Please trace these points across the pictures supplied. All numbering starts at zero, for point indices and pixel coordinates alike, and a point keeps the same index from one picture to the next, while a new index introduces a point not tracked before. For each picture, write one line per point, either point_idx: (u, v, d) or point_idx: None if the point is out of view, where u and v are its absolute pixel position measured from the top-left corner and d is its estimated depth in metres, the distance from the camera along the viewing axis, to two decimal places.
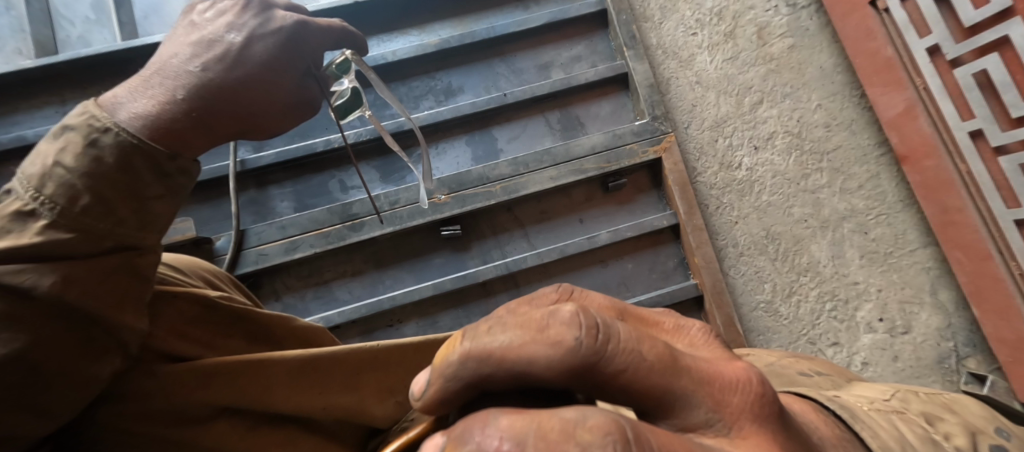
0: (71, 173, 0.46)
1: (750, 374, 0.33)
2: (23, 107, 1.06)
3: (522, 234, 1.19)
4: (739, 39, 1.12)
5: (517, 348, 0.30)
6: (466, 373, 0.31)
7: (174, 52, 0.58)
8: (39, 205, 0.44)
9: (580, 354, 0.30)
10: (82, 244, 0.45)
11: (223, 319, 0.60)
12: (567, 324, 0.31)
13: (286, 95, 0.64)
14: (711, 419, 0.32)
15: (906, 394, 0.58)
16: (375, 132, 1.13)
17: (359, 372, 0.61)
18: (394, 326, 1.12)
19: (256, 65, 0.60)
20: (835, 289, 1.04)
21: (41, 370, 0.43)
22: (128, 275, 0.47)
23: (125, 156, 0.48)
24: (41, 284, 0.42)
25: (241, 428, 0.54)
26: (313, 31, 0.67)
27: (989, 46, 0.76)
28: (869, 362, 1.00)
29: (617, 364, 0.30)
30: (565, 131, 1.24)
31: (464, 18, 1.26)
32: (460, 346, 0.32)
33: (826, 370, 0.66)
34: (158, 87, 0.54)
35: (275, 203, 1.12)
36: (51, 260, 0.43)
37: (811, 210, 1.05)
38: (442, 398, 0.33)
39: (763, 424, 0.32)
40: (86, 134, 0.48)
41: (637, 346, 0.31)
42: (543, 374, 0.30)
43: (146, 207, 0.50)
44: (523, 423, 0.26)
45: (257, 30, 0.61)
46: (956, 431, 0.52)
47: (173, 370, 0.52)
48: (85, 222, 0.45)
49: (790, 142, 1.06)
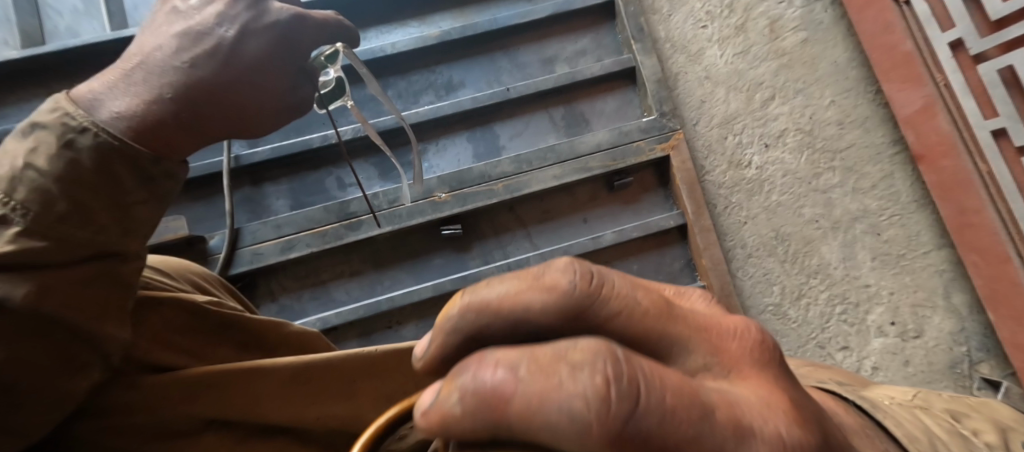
0: (45, 177, 0.42)
1: (747, 324, 0.27)
2: (10, 101, 1.03)
3: (525, 234, 1.16)
4: (751, 33, 1.07)
5: (514, 294, 0.25)
6: (466, 328, 0.26)
7: (158, 45, 0.54)
8: (9, 211, 0.40)
9: (575, 295, 0.24)
10: (57, 253, 0.41)
11: (211, 326, 0.56)
12: (562, 270, 0.26)
13: (277, 92, 0.60)
14: (710, 365, 0.25)
15: (927, 394, 0.55)
16: (360, 130, 1.08)
17: (356, 379, 0.58)
18: (393, 328, 1.09)
19: (246, 64, 0.56)
20: (846, 292, 0.99)
21: (16, 388, 0.39)
22: (110, 285, 0.44)
23: (106, 160, 0.45)
24: (13, 296, 0.38)
25: (229, 441, 0.51)
26: (310, 25, 0.62)
27: (1015, 41, 0.69)
28: (880, 367, 0.95)
29: (612, 307, 0.25)
30: (569, 128, 1.21)
31: (466, 10, 1.22)
32: (458, 300, 0.27)
33: (846, 379, 0.62)
34: (140, 83, 0.51)
35: (270, 201, 1.09)
36: (24, 270, 0.39)
37: (822, 211, 1.00)
38: (439, 359, 0.27)
39: (765, 370, 0.26)
40: (60, 134, 0.44)
41: (632, 289, 0.25)
42: (542, 325, 0.25)
43: (129, 213, 0.46)
44: (516, 351, 0.21)
45: (249, 24, 0.57)
46: (984, 427, 0.49)
47: (153, 382, 0.48)
48: (61, 230, 0.42)
49: (801, 140, 1.01)
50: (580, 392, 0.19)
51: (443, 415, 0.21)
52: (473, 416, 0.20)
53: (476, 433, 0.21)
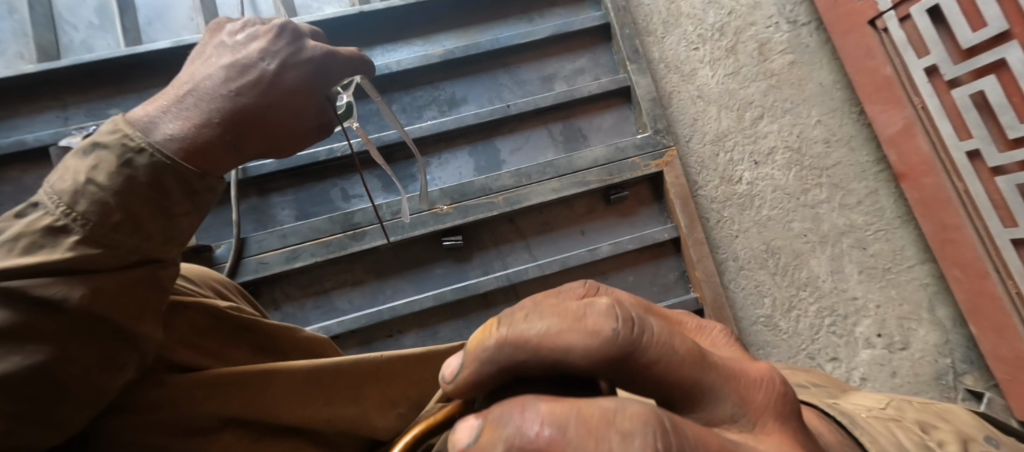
0: (103, 191, 0.45)
1: (773, 373, 0.32)
2: (22, 112, 1.05)
3: (524, 245, 1.19)
4: (741, 55, 1.12)
5: (553, 336, 0.29)
6: (502, 358, 0.30)
7: (208, 74, 0.57)
8: (70, 221, 0.43)
9: (617, 344, 0.28)
10: (110, 260, 0.44)
11: (232, 330, 0.59)
12: (604, 315, 0.29)
13: (308, 118, 0.63)
14: (736, 415, 0.30)
15: (902, 403, 0.57)
16: (363, 145, 1.12)
17: (362, 383, 0.60)
18: (394, 336, 1.11)
19: (284, 93, 0.59)
20: (835, 304, 1.02)
21: (63, 384, 0.41)
22: (153, 288, 0.47)
23: (157, 175, 0.48)
24: (71, 297, 0.42)
25: (246, 440, 0.53)
26: (340, 61, 0.67)
27: (986, 68, 0.72)
28: (868, 378, 0.98)
29: (650, 355, 0.28)
30: (567, 143, 1.25)
31: (468, 29, 1.27)
32: (495, 331, 0.31)
33: (821, 381, 0.63)
34: (192, 108, 0.53)
35: (276, 211, 1.11)
36: (78, 274, 0.43)
37: (811, 225, 1.04)
38: (474, 382, 0.31)
39: (784, 420, 0.30)
40: (119, 153, 0.47)
41: (669, 339, 0.29)
42: (578, 365, 0.28)
43: (173, 223, 0.49)
44: (563, 409, 0.24)
45: (290, 58, 0.61)
46: (950, 438, 0.51)
47: (183, 381, 0.51)
48: (114, 238, 0.45)
49: (790, 158, 1.06)
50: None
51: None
52: None
53: None
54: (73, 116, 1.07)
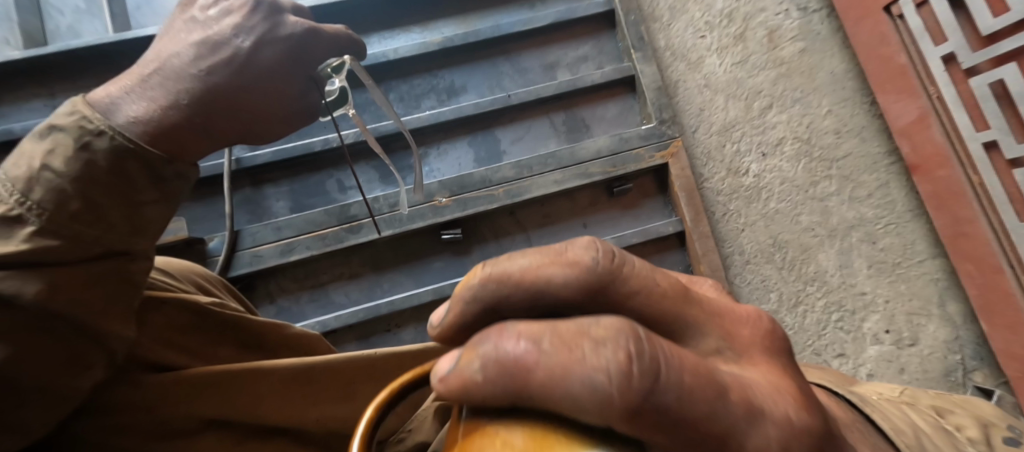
0: (61, 177, 0.42)
1: (758, 312, 0.32)
2: (9, 99, 1.03)
3: (524, 238, 1.16)
4: (749, 42, 1.07)
5: (535, 269, 0.27)
6: (485, 296, 0.28)
7: (176, 52, 0.53)
8: (26, 210, 0.40)
9: (597, 272, 0.27)
10: (68, 252, 0.41)
11: (213, 326, 0.57)
12: (584, 248, 0.28)
13: (287, 102, 0.60)
14: (722, 350, 0.28)
15: (915, 391, 0.54)
16: (359, 135, 1.09)
17: (354, 381, 0.58)
18: (392, 331, 1.09)
19: (259, 73, 0.56)
20: (843, 299, 1.00)
21: (20, 386, 0.39)
22: (118, 283, 0.44)
23: (119, 161, 0.45)
24: (25, 292, 0.39)
25: (228, 441, 0.50)
26: (324, 39, 0.63)
27: (1007, 56, 0.68)
28: (875, 374, 0.96)
29: (629, 287, 0.27)
30: (569, 133, 1.22)
31: (468, 16, 1.23)
32: (479, 271, 0.29)
33: (834, 377, 0.60)
34: (158, 88, 0.51)
35: (270, 203, 1.09)
36: (36, 267, 0.40)
37: (819, 218, 1.01)
38: (458, 326, 0.29)
39: (774, 357, 0.30)
40: (77, 136, 0.44)
41: (649, 274, 0.28)
42: (560, 295, 0.27)
43: (140, 212, 0.46)
44: (539, 326, 0.24)
45: (266, 35, 0.57)
46: (968, 423, 0.49)
47: (158, 381, 0.49)
48: (74, 229, 0.42)
49: (799, 149, 1.02)
50: (603, 367, 0.22)
51: (461, 380, 0.24)
52: (495, 380, 0.23)
53: (495, 396, 0.23)
54: (61, 104, 1.04)
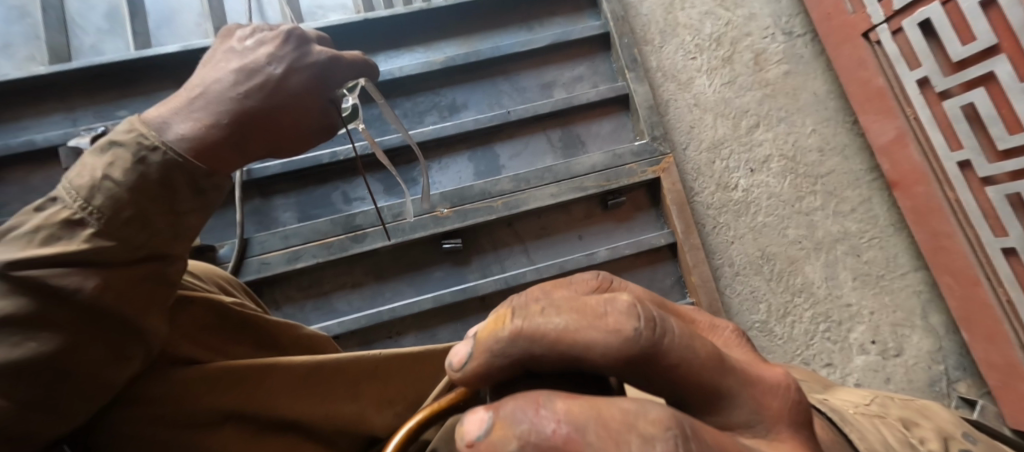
0: (118, 186, 0.47)
1: (788, 380, 0.32)
2: (33, 112, 1.08)
3: (522, 249, 1.20)
4: (737, 64, 1.25)
5: (571, 333, 0.28)
6: (517, 352, 0.29)
7: (216, 78, 0.58)
8: (86, 215, 0.45)
9: (639, 345, 0.27)
10: (121, 254, 0.46)
11: (233, 326, 0.61)
12: (626, 313, 0.28)
13: (312, 122, 0.65)
14: (751, 421, 0.30)
15: (885, 399, 0.58)
16: (368, 148, 1.14)
17: (359, 380, 0.61)
18: (393, 338, 1.12)
19: (288, 97, 0.61)
20: (829, 310, 1.15)
21: (75, 370, 0.43)
22: (157, 283, 0.48)
23: (168, 173, 0.49)
24: (84, 287, 0.43)
25: (245, 434, 0.54)
26: (344, 65, 0.69)
27: None
28: (863, 382, 1.12)
29: (671, 358, 0.28)
30: (566, 150, 1.27)
31: (470, 37, 1.30)
32: (510, 323, 0.29)
33: (801, 375, 0.65)
34: (201, 110, 0.55)
35: (278, 213, 1.13)
36: (93, 265, 0.44)
37: (806, 231, 1.17)
38: (483, 373, 0.30)
39: (797, 430, 0.31)
40: (134, 151, 0.49)
41: (691, 343, 0.29)
42: (597, 362, 0.28)
43: (180, 220, 0.51)
44: (581, 409, 0.24)
45: (295, 62, 0.63)
46: (929, 435, 0.52)
47: (187, 375, 0.52)
48: (126, 233, 0.46)
49: (785, 166, 1.20)
50: None
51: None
52: None
53: None
54: (81, 118, 1.09)
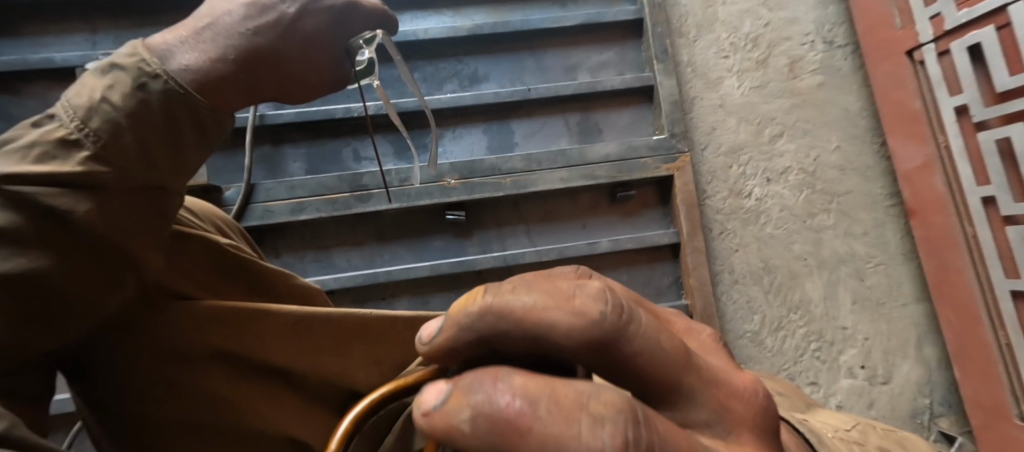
0: (117, 111, 0.46)
1: (757, 387, 0.31)
2: (56, 29, 1.08)
3: (525, 231, 1.20)
4: (771, 68, 1.21)
5: (537, 311, 0.28)
6: (483, 327, 0.29)
7: (227, 10, 0.57)
8: (83, 136, 0.44)
9: (603, 328, 0.26)
10: (116, 181, 0.45)
11: (227, 269, 0.62)
12: (593, 297, 0.28)
13: (323, 69, 0.65)
14: (711, 422, 0.28)
15: (867, 427, 0.58)
16: (382, 108, 1.13)
17: (348, 336, 0.62)
18: (387, 300, 1.14)
19: (300, 38, 0.61)
20: (823, 330, 1.14)
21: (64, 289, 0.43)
22: (152, 215, 0.48)
23: (170, 104, 0.49)
24: (78, 209, 0.43)
25: (229, 375, 0.55)
26: (362, 12, 0.68)
27: None
28: (845, 404, 1.11)
29: (634, 347, 0.27)
30: (582, 135, 1.24)
31: (499, 7, 1.26)
32: (480, 298, 0.30)
33: (786, 391, 0.64)
34: (208, 41, 0.54)
35: (287, 162, 1.13)
36: (87, 189, 0.44)
37: (812, 249, 1.16)
38: (452, 347, 0.31)
39: (759, 436, 0.30)
40: (135, 76, 0.48)
41: (655, 334, 0.28)
42: (561, 343, 0.27)
43: (180, 155, 0.50)
44: (538, 386, 0.24)
45: (310, 4, 0.62)
46: None
47: (183, 311, 0.53)
48: (124, 160, 0.45)
49: (802, 180, 1.18)
50: (597, 448, 0.22)
51: (447, 422, 0.25)
52: (486, 435, 0.23)
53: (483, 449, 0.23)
54: (102, 42, 1.09)
